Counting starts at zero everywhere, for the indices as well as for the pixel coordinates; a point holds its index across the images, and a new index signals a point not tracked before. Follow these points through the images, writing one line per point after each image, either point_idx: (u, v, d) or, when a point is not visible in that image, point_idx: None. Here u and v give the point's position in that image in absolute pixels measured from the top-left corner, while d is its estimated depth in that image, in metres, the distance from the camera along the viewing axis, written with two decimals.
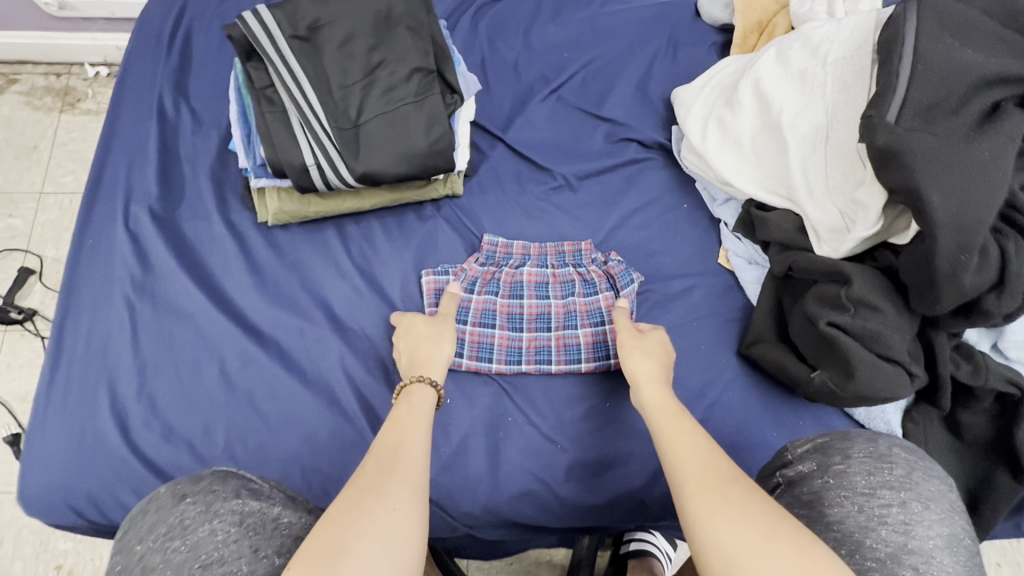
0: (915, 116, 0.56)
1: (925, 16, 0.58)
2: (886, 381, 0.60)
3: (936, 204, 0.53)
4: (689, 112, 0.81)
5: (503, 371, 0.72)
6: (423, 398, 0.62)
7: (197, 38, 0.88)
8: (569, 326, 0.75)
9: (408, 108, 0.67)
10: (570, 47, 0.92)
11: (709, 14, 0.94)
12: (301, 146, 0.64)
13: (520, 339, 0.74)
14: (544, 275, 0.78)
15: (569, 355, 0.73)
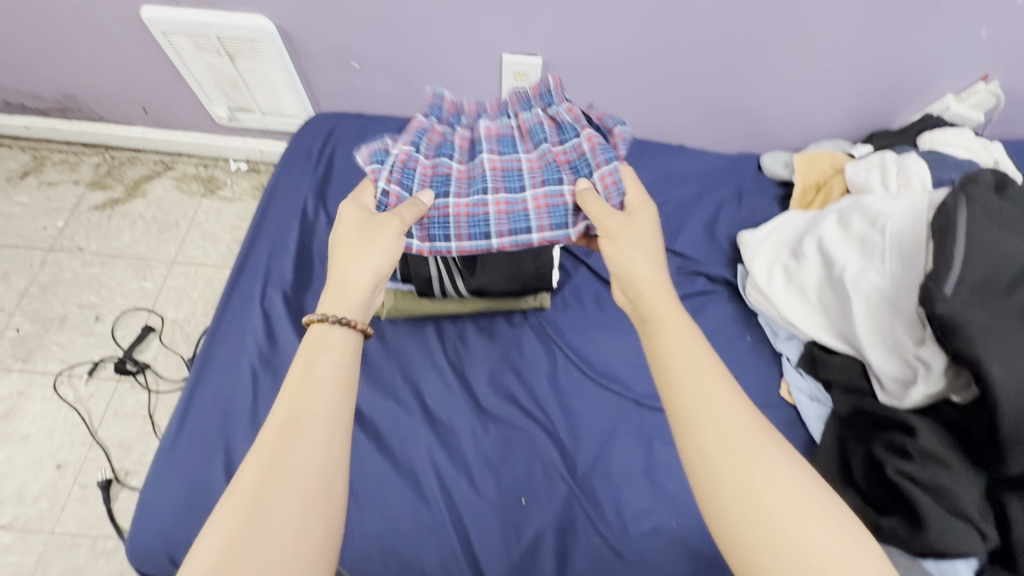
0: (972, 293, 0.64)
1: (974, 209, 0.68)
2: (959, 537, 0.62)
3: (998, 374, 0.59)
4: (755, 257, 0.91)
5: (473, 246, 0.72)
6: (326, 339, 0.58)
7: (339, 157, 1.07)
8: (552, 184, 0.70)
9: (519, 239, 0.80)
10: (647, 189, 1.06)
11: (770, 170, 1.08)
12: (428, 262, 0.78)
13: (488, 206, 0.71)
14: (505, 127, 0.76)
15: (556, 220, 0.70)
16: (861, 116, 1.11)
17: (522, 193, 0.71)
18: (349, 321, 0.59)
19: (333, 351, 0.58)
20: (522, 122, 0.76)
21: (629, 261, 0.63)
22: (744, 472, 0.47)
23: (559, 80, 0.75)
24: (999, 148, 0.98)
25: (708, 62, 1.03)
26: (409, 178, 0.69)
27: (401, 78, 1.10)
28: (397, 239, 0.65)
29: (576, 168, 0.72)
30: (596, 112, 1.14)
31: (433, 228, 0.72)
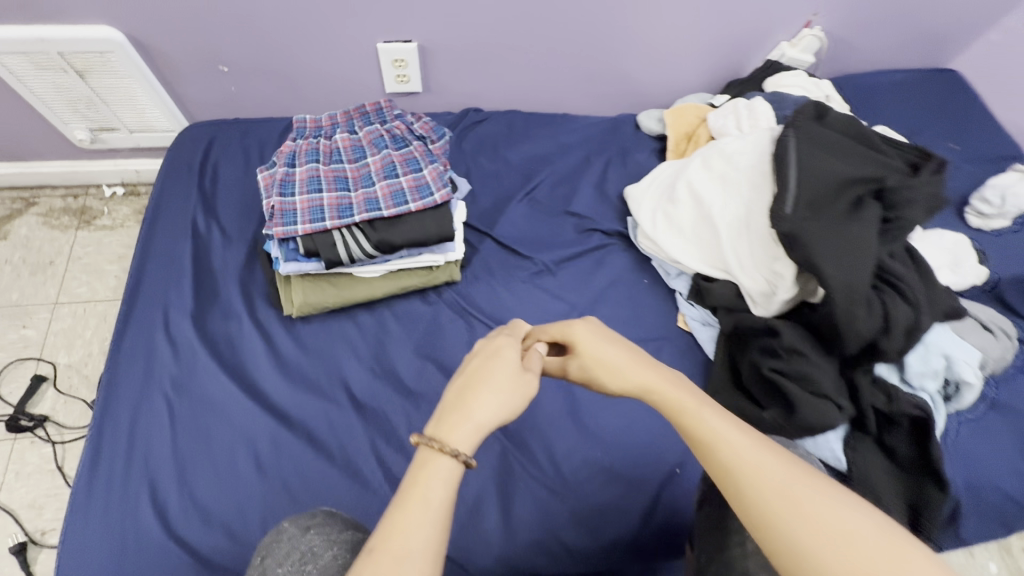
0: (806, 209, 0.72)
1: (799, 138, 0.77)
2: (820, 413, 0.75)
3: (833, 269, 0.69)
4: (640, 206, 1.00)
5: (339, 225, 0.78)
6: (437, 472, 0.53)
7: (221, 165, 1.03)
8: (391, 177, 0.82)
9: (417, 218, 0.81)
10: (538, 159, 1.12)
11: (647, 127, 1.17)
12: (330, 229, 0.78)
13: (348, 197, 0.80)
14: (355, 138, 0.85)
15: (397, 201, 0.80)
16: (717, 68, 1.22)
17: (374, 184, 0.81)
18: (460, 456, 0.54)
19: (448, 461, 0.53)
20: (367, 134, 0.85)
21: (628, 371, 0.62)
22: (755, 475, 0.52)
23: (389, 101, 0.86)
24: (828, 85, 1.13)
25: (575, 32, 1.08)
26: (288, 187, 0.79)
27: (275, 77, 1.07)
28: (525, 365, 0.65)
29: (411, 165, 0.83)
30: (480, 91, 1.17)
31: (285, 220, 0.77)
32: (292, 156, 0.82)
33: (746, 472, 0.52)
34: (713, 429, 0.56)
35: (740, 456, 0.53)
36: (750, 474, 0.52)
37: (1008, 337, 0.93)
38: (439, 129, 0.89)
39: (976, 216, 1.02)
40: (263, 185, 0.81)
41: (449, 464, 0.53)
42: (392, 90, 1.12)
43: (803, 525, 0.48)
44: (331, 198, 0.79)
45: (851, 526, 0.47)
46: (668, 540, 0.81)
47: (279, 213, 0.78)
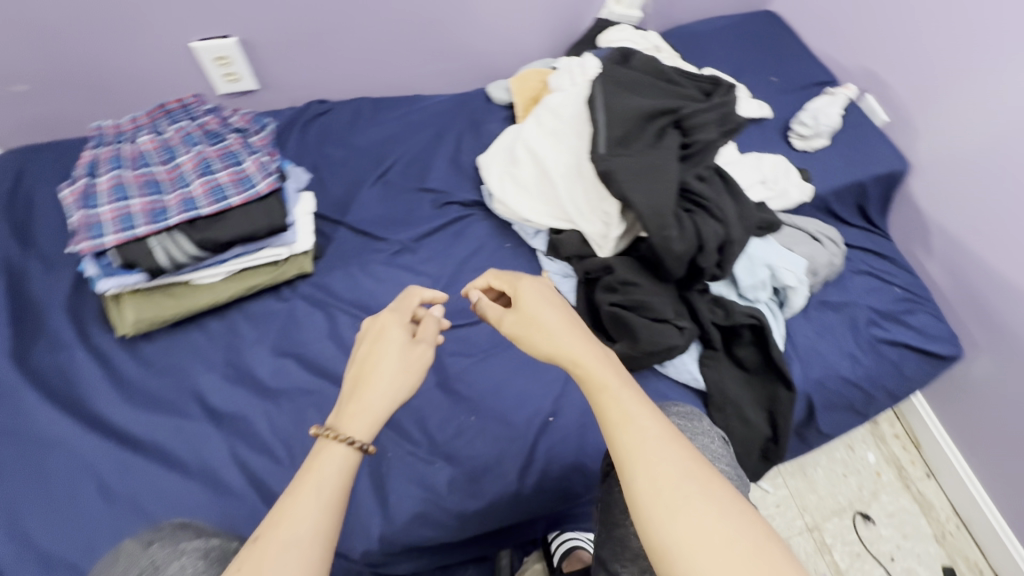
0: (614, 147, 0.76)
1: (603, 82, 0.81)
2: (660, 335, 0.80)
3: (646, 198, 0.72)
4: (488, 171, 1.00)
5: (153, 229, 0.74)
6: (331, 458, 0.53)
7: (37, 191, 0.96)
8: (207, 173, 0.79)
9: (242, 211, 0.78)
10: (389, 142, 1.11)
11: (497, 98, 1.20)
12: (145, 237, 0.74)
13: (163, 200, 0.76)
14: (165, 140, 0.81)
15: (216, 196, 0.77)
16: (556, 34, 1.26)
17: (191, 184, 0.78)
18: (358, 445, 0.55)
19: (342, 453, 0.54)
20: (177, 134, 0.82)
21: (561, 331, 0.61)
22: (653, 468, 0.49)
23: (198, 98, 0.87)
24: (655, 36, 1.19)
25: (403, 10, 1.08)
26: (93, 199, 0.75)
27: (87, 92, 1.02)
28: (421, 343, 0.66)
29: (229, 159, 0.81)
30: (321, 82, 1.15)
31: (92, 232, 0.72)
32: (95, 167, 0.78)
33: (645, 453, 0.51)
34: (627, 412, 0.54)
35: (648, 442, 0.51)
36: (646, 466, 0.50)
37: (834, 243, 1.03)
38: (260, 120, 0.89)
39: (796, 138, 1.14)
40: (64, 201, 0.76)
41: (344, 452, 0.54)
42: (223, 90, 1.08)
43: (687, 524, 0.46)
44: (143, 204, 0.75)
45: (733, 528, 0.46)
46: (550, 486, 0.83)
47: (85, 226, 0.73)
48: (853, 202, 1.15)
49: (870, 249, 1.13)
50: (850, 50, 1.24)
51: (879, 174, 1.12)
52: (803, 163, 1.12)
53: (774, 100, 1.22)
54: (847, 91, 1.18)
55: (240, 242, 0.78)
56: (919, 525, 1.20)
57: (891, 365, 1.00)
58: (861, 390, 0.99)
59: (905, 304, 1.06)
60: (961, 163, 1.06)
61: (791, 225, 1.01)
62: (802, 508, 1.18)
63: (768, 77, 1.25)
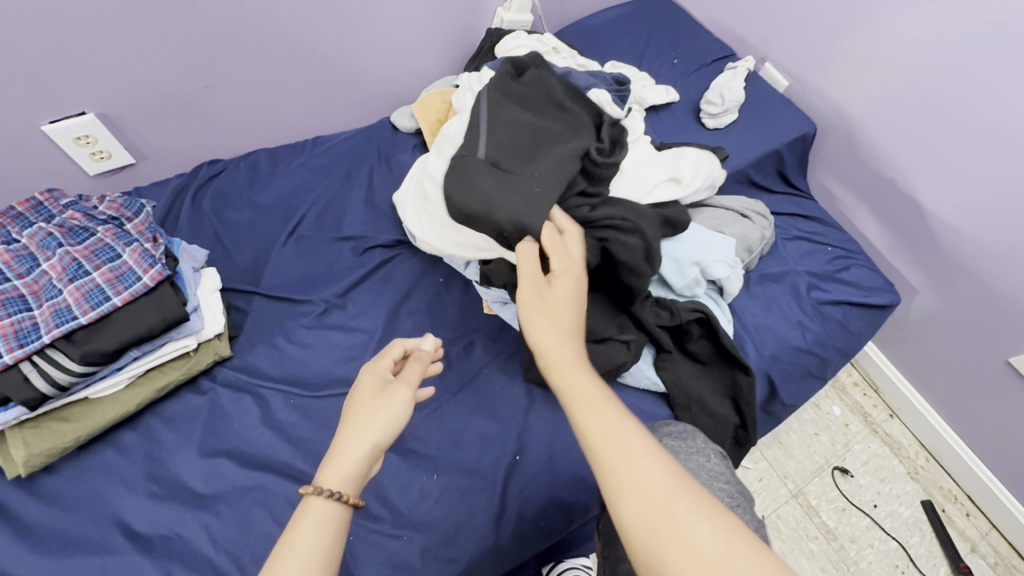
0: (489, 154, 0.73)
1: (494, 94, 0.80)
2: (603, 358, 0.77)
3: (506, 205, 0.69)
4: (405, 210, 0.95)
5: (25, 354, 0.64)
6: (315, 517, 0.49)
7: None
8: (79, 277, 0.69)
9: (128, 311, 0.69)
10: (295, 193, 1.03)
11: (402, 126, 1.13)
12: (14, 364, 0.64)
13: (30, 317, 0.67)
14: (19, 247, 0.71)
15: (95, 300, 0.68)
16: (452, 50, 1.22)
17: (61, 293, 0.68)
18: (350, 501, 0.51)
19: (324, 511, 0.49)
20: (33, 239, 0.72)
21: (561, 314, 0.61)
22: (636, 487, 0.45)
23: (52, 193, 0.78)
24: (551, 37, 1.17)
25: (283, 53, 1.00)
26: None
27: None
28: (406, 383, 0.60)
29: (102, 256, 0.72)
30: (207, 141, 1.06)
31: None
32: None
33: (627, 476, 0.46)
34: (609, 425, 0.51)
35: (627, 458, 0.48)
36: (626, 485, 0.46)
37: (762, 216, 1.03)
38: (133, 203, 0.79)
39: (708, 117, 1.14)
40: None
41: (328, 509, 0.49)
42: (94, 170, 0.97)
43: (676, 543, 0.42)
44: (4, 326, 0.65)
45: (723, 543, 0.41)
46: (530, 530, 0.78)
47: None
48: (773, 170, 1.16)
49: (797, 213, 1.14)
50: (743, 21, 1.25)
51: (792, 138, 1.13)
52: (719, 140, 1.12)
53: (680, 82, 1.22)
54: (748, 62, 1.19)
55: (132, 346, 0.69)
56: (893, 466, 1.23)
57: (838, 324, 1.02)
58: (816, 355, 0.99)
59: (839, 262, 1.08)
60: (864, 116, 1.09)
61: (717, 206, 1.01)
62: (784, 476, 1.19)
63: (671, 60, 1.25)
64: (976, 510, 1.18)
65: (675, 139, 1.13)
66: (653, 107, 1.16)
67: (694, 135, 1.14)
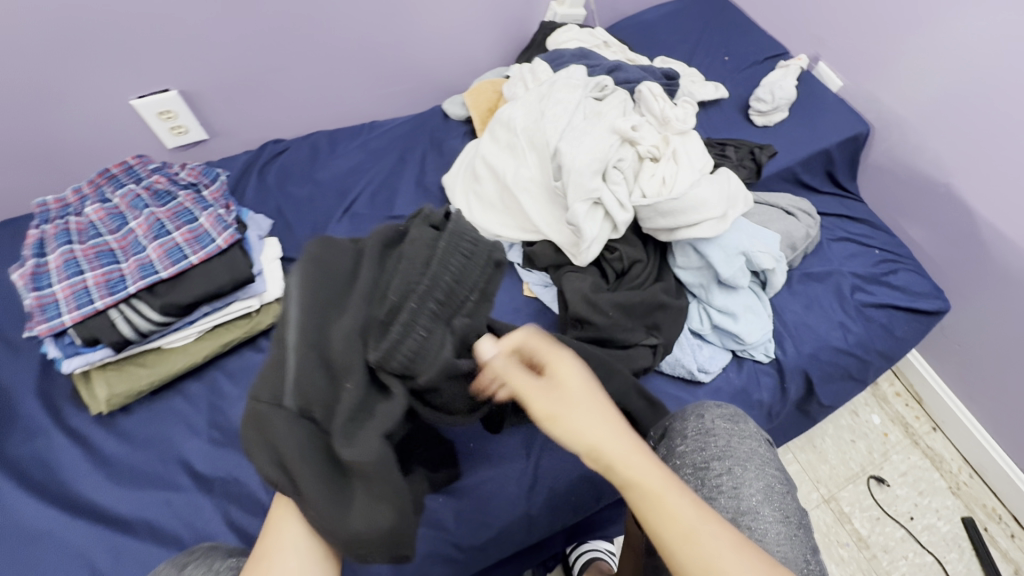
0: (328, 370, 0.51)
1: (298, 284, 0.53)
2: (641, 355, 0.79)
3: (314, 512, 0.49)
4: (454, 192, 0.99)
5: (113, 302, 0.71)
6: None
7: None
8: (162, 235, 0.76)
9: (202, 268, 0.75)
10: (351, 173, 1.09)
11: (453, 114, 1.18)
12: (103, 309, 0.71)
13: (118, 269, 0.73)
14: (111, 206, 0.78)
15: (175, 258, 0.74)
16: (505, 42, 1.26)
17: (145, 249, 0.75)
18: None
19: None
20: (123, 198, 0.79)
21: (577, 427, 0.50)
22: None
23: (142, 157, 0.85)
24: (603, 32, 1.19)
25: (346, 41, 1.06)
26: (43, 279, 0.72)
27: (33, 164, 0.99)
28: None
29: (182, 218, 0.78)
30: (272, 122, 1.13)
31: (48, 314, 0.70)
32: (41, 245, 0.75)
33: (687, 543, 0.46)
34: (673, 503, 0.48)
35: (705, 562, 0.45)
36: (693, 550, 0.46)
37: (808, 214, 1.03)
38: (210, 171, 0.86)
39: (757, 114, 1.14)
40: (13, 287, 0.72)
41: None
42: (173, 145, 1.06)
43: None
44: (97, 275, 0.72)
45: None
46: (560, 504, 0.81)
47: (41, 310, 0.70)
48: (821, 170, 1.15)
49: (844, 214, 1.13)
50: (798, 19, 1.24)
51: (843, 138, 1.11)
52: (768, 138, 1.12)
53: (730, 79, 1.22)
54: (801, 60, 1.18)
55: (204, 301, 0.75)
56: (933, 480, 1.19)
57: (881, 328, 1.00)
58: (856, 357, 0.98)
59: (886, 265, 1.06)
60: (916, 120, 1.07)
61: (762, 202, 1.01)
62: (816, 480, 1.18)
63: (722, 57, 1.25)
64: (1021, 531, 1.14)
65: (723, 135, 1.13)
66: (702, 103, 1.16)
67: (742, 132, 1.14)
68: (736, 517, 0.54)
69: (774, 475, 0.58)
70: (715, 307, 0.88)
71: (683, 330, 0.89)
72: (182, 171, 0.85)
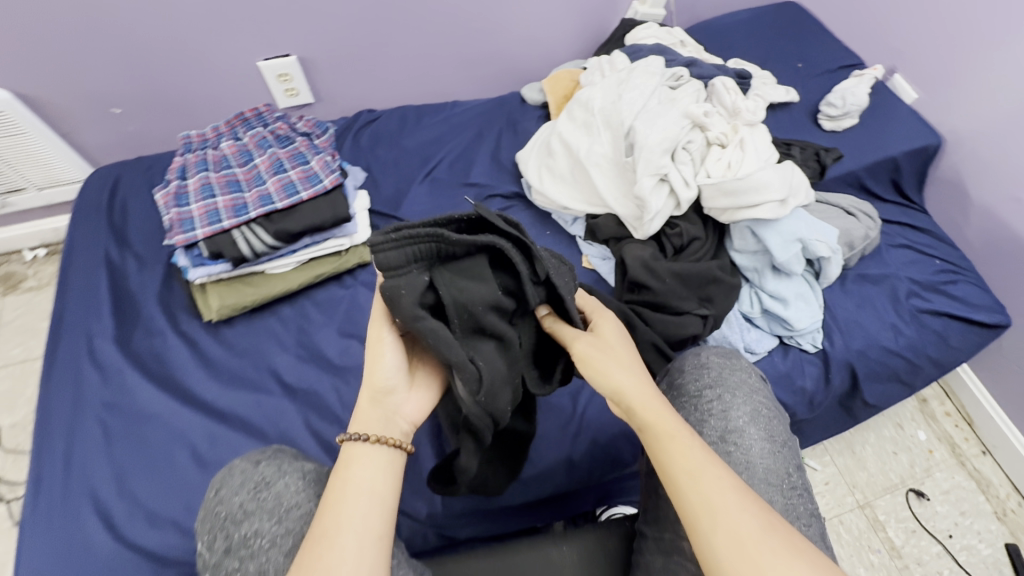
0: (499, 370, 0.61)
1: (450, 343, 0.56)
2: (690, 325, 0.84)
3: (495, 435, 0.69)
4: (527, 165, 1.07)
5: (236, 223, 0.83)
6: (362, 456, 0.56)
7: (130, 198, 1.08)
8: (280, 172, 0.88)
9: (310, 204, 0.87)
10: (434, 143, 1.19)
11: (531, 98, 1.27)
12: (228, 229, 0.83)
13: (242, 196, 0.86)
14: (242, 145, 0.92)
15: (289, 191, 0.86)
16: (584, 36, 1.34)
17: (265, 182, 0.87)
18: (390, 440, 0.57)
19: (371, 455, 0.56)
20: (251, 139, 0.92)
21: (601, 371, 0.60)
22: (711, 513, 0.48)
23: (269, 107, 0.99)
24: (680, 32, 1.25)
25: (443, 24, 1.17)
26: (183, 199, 0.85)
27: (170, 111, 1.15)
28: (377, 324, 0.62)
29: (296, 160, 0.91)
30: (369, 92, 1.25)
31: (184, 227, 0.83)
32: (184, 171, 0.89)
33: (687, 476, 0.51)
34: (675, 439, 0.54)
35: (708, 498, 0.49)
36: (690, 480, 0.51)
37: (869, 217, 1.05)
38: (322, 124, 0.99)
39: (825, 119, 1.17)
40: (159, 203, 0.87)
41: (375, 449, 0.57)
42: (284, 104, 1.20)
43: (725, 509, 0.48)
44: (225, 200, 0.85)
45: (750, 509, 0.48)
46: (600, 454, 0.86)
47: (179, 223, 0.83)
48: (887, 178, 1.16)
49: (907, 223, 1.14)
50: (876, 31, 1.26)
51: (913, 148, 1.13)
52: (835, 142, 1.15)
53: (801, 85, 1.25)
54: (874, 70, 1.20)
55: (309, 232, 0.86)
56: (977, 502, 1.17)
57: (935, 335, 1.01)
58: (905, 360, 0.99)
59: (945, 275, 1.06)
60: (985, 137, 1.08)
61: (823, 201, 1.04)
62: (852, 485, 1.18)
63: (794, 64, 1.29)
64: None
65: (790, 136, 1.16)
66: (771, 105, 1.20)
67: (809, 135, 1.17)
68: (724, 434, 0.60)
69: (761, 400, 0.65)
70: (766, 291, 0.92)
71: (733, 311, 0.93)
72: (298, 123, 0.97)
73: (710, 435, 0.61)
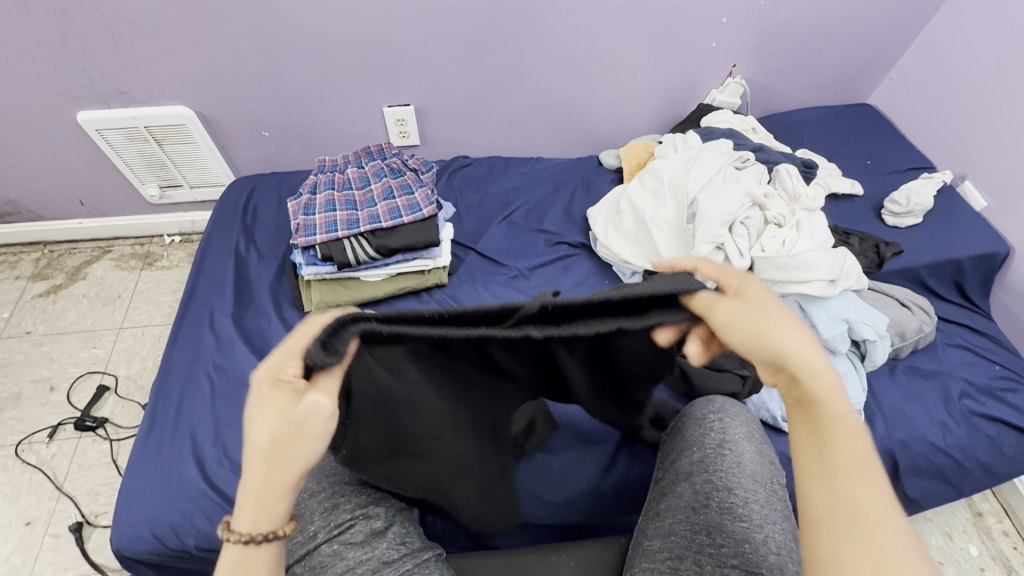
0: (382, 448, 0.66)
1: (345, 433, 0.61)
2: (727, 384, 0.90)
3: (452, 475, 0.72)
4: (596, 220, 1.19)
5: (347, 233, 1.00)
6: (253, 552, 0.52)
7: (261, 203, 1.30)
8: (390, 198, 1.06)
9: (409, 226, 1.03)
10: (516, 191, 1.35)
11: (607, 162, 1.41)
12: (340, 238, 1.00)
13: (356, 213, 1.04)
14: (363, 173, 1.12)
15: (394, 214, 1.03)
16: (663, 115, 1.48)
17: (376, 204, 1.05)
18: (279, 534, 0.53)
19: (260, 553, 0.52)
20: (371, 168, 1.12)
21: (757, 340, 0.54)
22: (854, 512, 0.46)
23: (389, 145, 1.19)
24: (753, 120, 1.37)
25: (540, 93, 1.35)
26: (311, 210, 1.04)
27: (306, 139, 1.39)
28: (270, 384, 0.54)
29: (404, 189, 1.08)
30: (467, 142, 1.45)
31: (308, 231, 1.01)
32: (315, 188, 1.09)
33: (839, 477, 0.48)
34: (843, 444, 0.50)
35: (858, 504, 0.47)
36: (842, 482, 0.48)
37: (925, 311, 1.08)
38: (428, 163, 1.17)
39: (889, 214, 1.22)
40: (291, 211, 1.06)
41: (263, 547, 0.53)
42: (396, 143, 1.42)
43: (867, 523, 0.46)
44: (342, 214, 1.03)
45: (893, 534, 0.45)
46: (628, 494, 0.90)
47: (304, 227, 1.02)
48: (949, 278, 1.17)
49: (967, 325, 1.14)
50: (952, 140, 1.32)
51: (978, 253, 1.15)
52: (896, 237, 1.19)
53: (868, 180, 1.31)
54: (944, 176, 1.25)
55: (404, 250, 1.02)
56: None
57: (988, 440, 0.99)
58: (953, 460, 0.97)
59: (1004, 382, 1.05)
60: None
61: (877, 290, 1.09)
62: None
63: (864, 160, 1.36)
64: None
65: (851, 226, 1.22)
66: (835, 195, 1.27)
67: (871, 227, 1.22)
68: (722, 441, 0.69)
69: (752, 426, 0.75)
70: None
71: None
72: (409, 160, 1.16)
73: (710, 443, 0.69)
